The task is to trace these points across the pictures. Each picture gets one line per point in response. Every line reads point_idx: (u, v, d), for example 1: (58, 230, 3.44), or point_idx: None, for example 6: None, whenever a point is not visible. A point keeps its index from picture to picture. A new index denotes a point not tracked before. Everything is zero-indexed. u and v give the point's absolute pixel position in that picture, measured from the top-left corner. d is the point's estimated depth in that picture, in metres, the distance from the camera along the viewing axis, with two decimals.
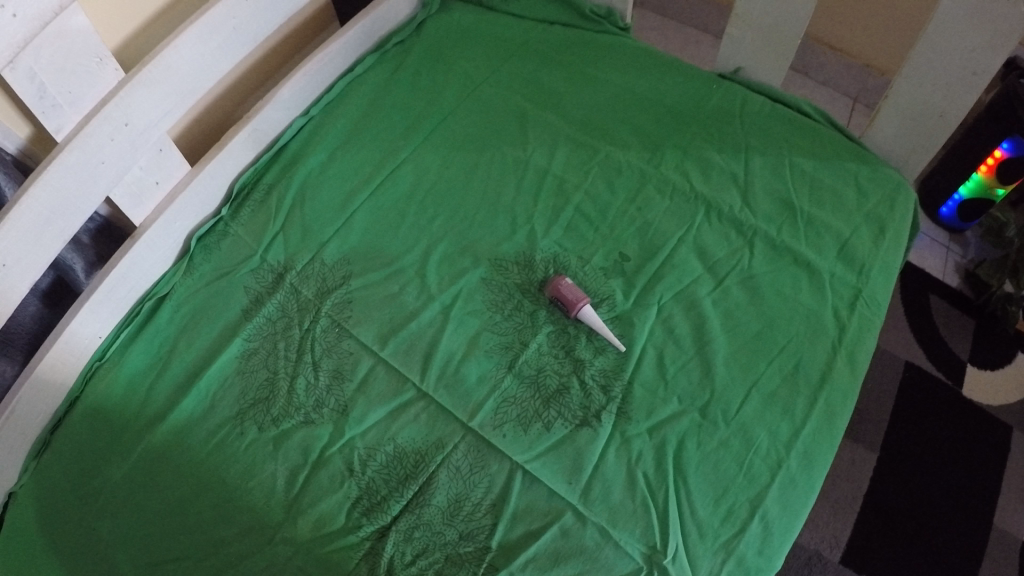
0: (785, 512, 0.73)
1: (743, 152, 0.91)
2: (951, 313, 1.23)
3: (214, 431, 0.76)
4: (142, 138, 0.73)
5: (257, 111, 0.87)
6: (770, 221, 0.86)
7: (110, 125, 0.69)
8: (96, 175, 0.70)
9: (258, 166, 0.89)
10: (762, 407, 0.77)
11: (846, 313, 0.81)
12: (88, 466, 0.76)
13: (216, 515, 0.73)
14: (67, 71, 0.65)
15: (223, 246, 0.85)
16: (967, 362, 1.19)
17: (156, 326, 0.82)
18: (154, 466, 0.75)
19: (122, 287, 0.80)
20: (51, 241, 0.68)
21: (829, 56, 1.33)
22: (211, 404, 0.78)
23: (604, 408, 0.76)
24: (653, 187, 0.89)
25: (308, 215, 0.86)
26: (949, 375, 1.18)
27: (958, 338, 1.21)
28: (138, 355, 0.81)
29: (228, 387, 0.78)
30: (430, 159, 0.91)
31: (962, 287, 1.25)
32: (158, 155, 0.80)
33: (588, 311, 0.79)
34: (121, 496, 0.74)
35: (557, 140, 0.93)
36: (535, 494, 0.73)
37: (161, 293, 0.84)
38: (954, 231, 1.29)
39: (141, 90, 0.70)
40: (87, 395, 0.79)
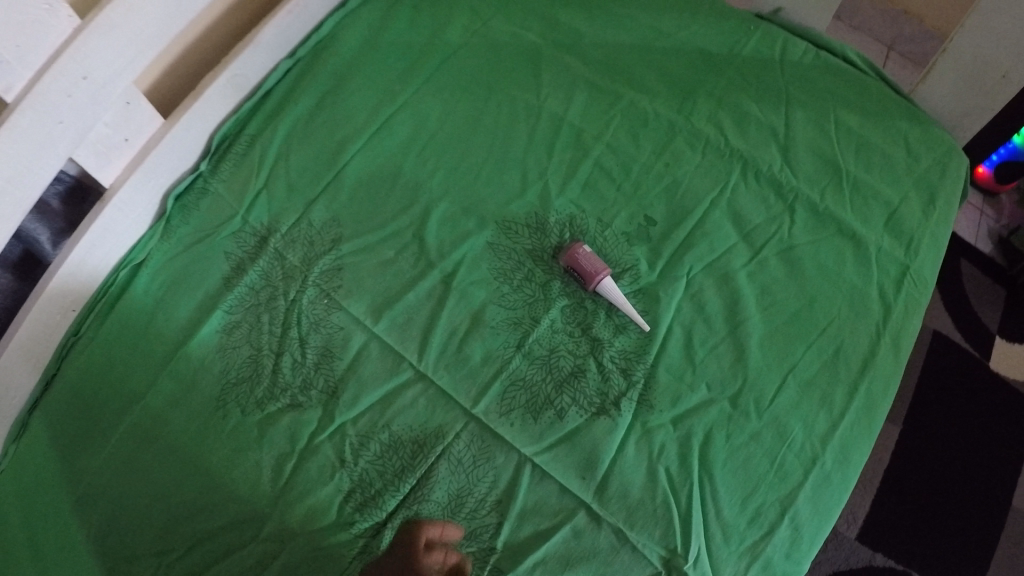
0: (817, 512, 0.67)
1: (785, 105, 0.81)
2: (981, 280, 1.15)
3: (194, 415, 0.68)
4: (105, 91, 0.63)
5: (236, 55, 0.76)
6: (813, 184, 0.77)
7: (67, 81, 0.59)
8: (54, 138, 0.60)
9: (240, 116, 0.79)
10: (798, 396, 0.70)
11: (893, 292, 0.73)
12: (58, 455, 0.68)
13: (198, 513, 0.66)
14: (12, 24, 0.53)
15: (202, 205, 0.76)
16: (996, 334, 1.12)
17: (132, 298, 0.73)
18: (130, 457, 0.67)
19: (92, 256, 0.71)
20: (9, 212, 0.60)
21: None
22: (190, 385, 0.69)
23: (624, 395, 0.69)
24: (683, 141, 0.80)
25: (294, 168, 0.76)
26: (977, 347, 1.11)
27: (987, 308, 1.14)
28: (114, 329, 0.72)
29: (208, 366, 0.70)
30: (431, 104, 0.80)
31: (994, 256, 1.16)
32: (124, 109, 0.68)
33: (610, 284, 0.71)
34: (97, 489, 0.67)
35: (574, 85, 0.83)
36: (545, 490, 0.67)
37: (137, 261, 0.74)
38: (988, 194, 1.19)
39: (101, 39, 0.60)
40: (59, 375, 0.71)
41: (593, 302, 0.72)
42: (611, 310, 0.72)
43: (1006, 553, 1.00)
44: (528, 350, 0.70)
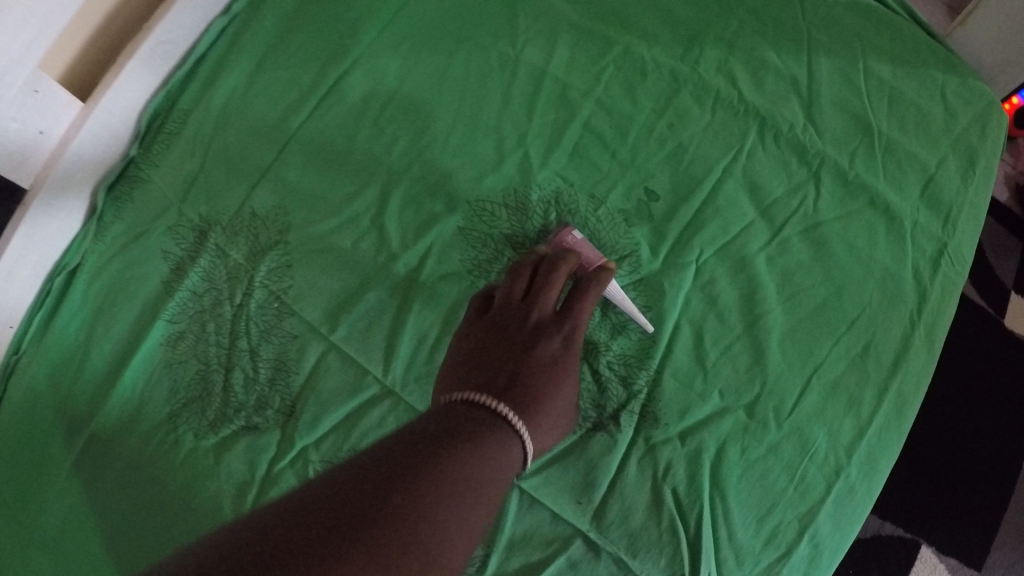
0: (837, 530, 0.60)
1: (806, 50, 0.70)
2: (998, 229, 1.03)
3: (144, 443, 0.59)
4: None
5: (158, 19, 0.63)
6: (841, 147, 0.67)
7: None
8: None
9: (171, 86, 0.66)
10: (822, 401, 0.61)
11: (928, 274, 0.65)
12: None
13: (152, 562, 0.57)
14: None
15: (136, 197, 0.64)
16: (1011, 290, 1.02)
17: (69, 308, 0.63)
18: (77, 502, 0.59)
19: (21, 266, 0.61)
20: None
21: None
22: (139, 405, 0.60)
23: (624, 408, 0.60)
24: (689, 95, 0.68)
25: (232, 142, 0.65)
26: (992, 304, 1.01)
27: (1004, 259, 1.02)
28: (54, 346, 0.62)
29: (154, 384, 0.61)
30: (388, 60, 0.68)
31: (1010, 204, 1.03)
32: (33, 98, 0.58)
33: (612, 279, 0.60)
34: (49, 536, 0.58)
35: (557, 29, 0.70)
36: (535, 518, 0.59)
37: (71, 266, 0.64)
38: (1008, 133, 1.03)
39: None
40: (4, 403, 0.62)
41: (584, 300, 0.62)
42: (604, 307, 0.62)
43: (1013, 518, 0.95)
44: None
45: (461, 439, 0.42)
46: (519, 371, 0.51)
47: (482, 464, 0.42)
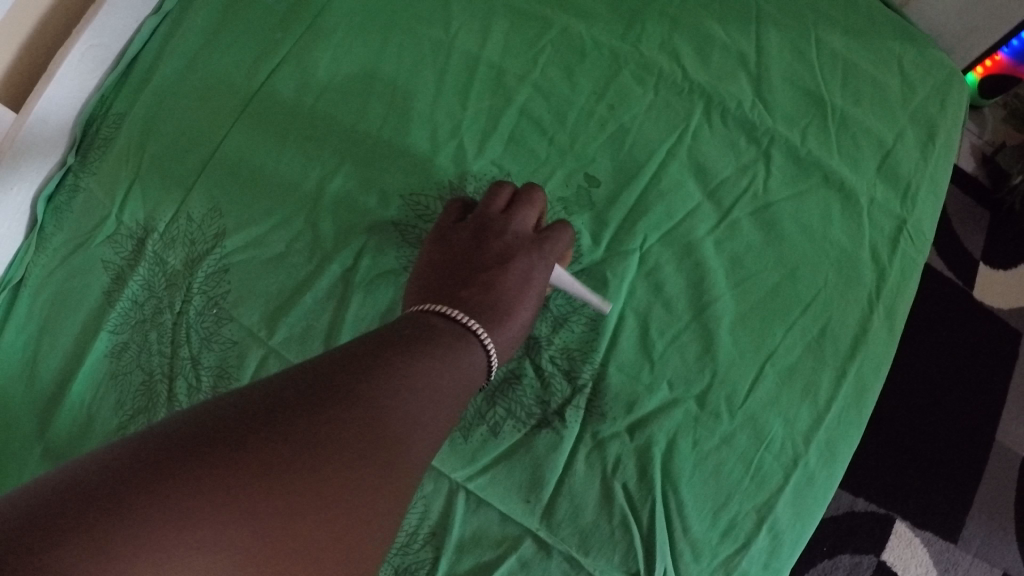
0: (797, 519, 0.58)
1: (753, 28, 0.69)
2: (965, 201, 1.03)
3: None
4: None
5: (86, 23, 0.65)
6: (791, 122, 0.66)
7: None
8: None
9: (104, 92, 0.67)
10: (777, 388, 0.60)
11: (887, 252, 0.63)
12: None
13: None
14: None
15: (75, 206, 0.64)
16: (979, 261, 1.02)
17: (15, 322, 0.63)
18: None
19: None
20: None
21: None
22: (88, 419, 0.60)
23: (569, 403, 0.59)
24: (629, 75, 0.67)
25: (164, 147, 0.63)
26: (961, 276, 1.00)
27: (971, 231, 1.02)
28: (2, 360, 0.63)
29: (101, 397, 0.60)
30: (319, 50, 0.66)
31: (977, 173, 1.04)
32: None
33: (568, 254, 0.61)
34: None
35: (491, 13, 0.69)
36: (484, 518, 0.58)
37: (16, 278, 0.65)
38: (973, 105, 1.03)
39: None
40: None
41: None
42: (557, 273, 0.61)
43: (987, 491, 0.93)
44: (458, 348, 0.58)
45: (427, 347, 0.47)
46: (489, 293, 0.55)
47: (443, 366, 0.46)
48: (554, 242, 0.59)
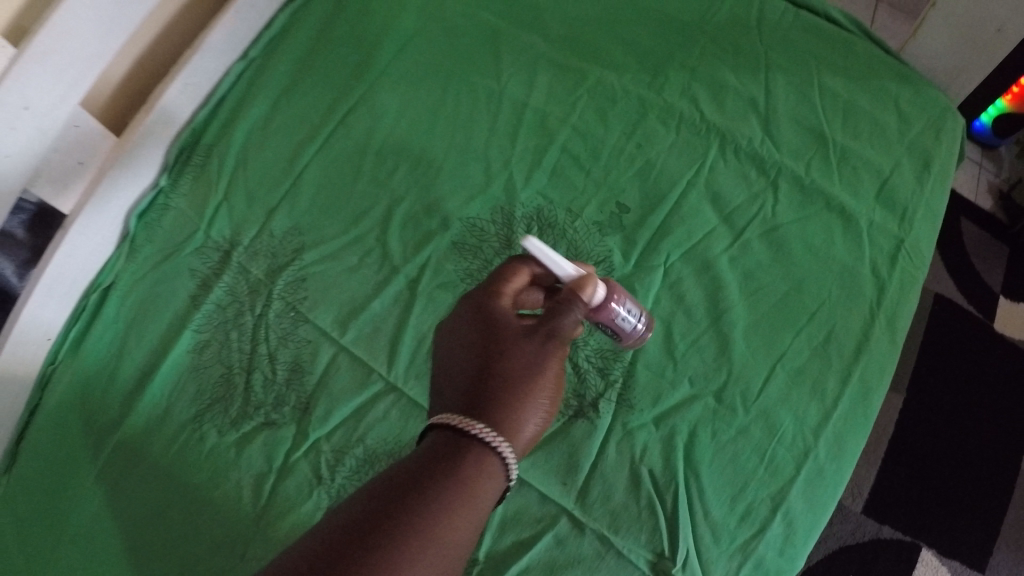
0: (811, 508, 0.64)
1: (763, 73, 0.78)
2: (983, 238, 1.10)
3: (172, 437, 0.65)
4: (51, 119, 0.58)
5: (186, 63, 0.71)
6: (797, 157, 0.74)
7: (7, 111, 0.54)
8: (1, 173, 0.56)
9: (195, 124, 0.74)
10: (786, 387, 0.67)
11: (886, 269, 0.70)
12: (26, 507, 0.63)
13: (172, 549, 0.62)
14: None
15: (166, 222, 0.72)
16: (1001, 295, 1.07)
17: (103, 323, 0.69)
18: (104, 500, 0.63)
19: (61, 281, 0.67)
20: None
21: None
22: (166, 408, 0.66)
23: (601, 396, 0.67)
24: (655, 119, 0.77)
25: (253, 176, 0.73)
26: (982, 310, 1.06)
27: (991, 267, 1.08)
28: (90, 356, 0.68)
29: (181, 388, 0.67)
30: (388, 96, 0.76)
31: (995, 211, 1.11)
32: (73, 132, 0.64)
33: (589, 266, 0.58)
34: (78, 534, 0.62)
35: (537, 65, 0.79)
36: (525, 498, 0.65)
37: (106, 283, 0.70)
38: (987, 146, 1.14)
39: (36, 67, 0.55)
40: (39, 410, 0.67)
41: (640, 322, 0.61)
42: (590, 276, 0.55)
43: (1014, 517, 0.97)
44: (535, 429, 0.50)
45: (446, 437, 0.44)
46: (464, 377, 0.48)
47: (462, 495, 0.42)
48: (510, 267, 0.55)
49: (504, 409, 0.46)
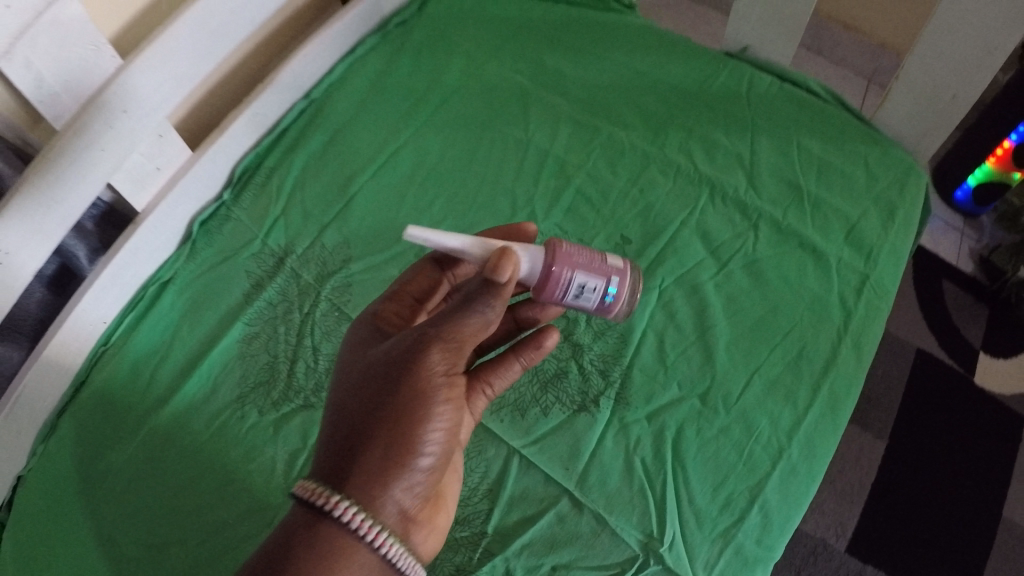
0: (784, 501, 0.72)
1: (750, 133, 0.89)
2: (963, 299, 1.17)
3: (215, 415, 0.75)
4: (143, 125, 0.69)
5: (258, 96, 0.84)
6: (776, 204, 0.85)
7: (109, 113, 0.65)
8: (96, 163, 0.66)
9: (259, 150, 0.87)
10: (764, 394, 0.76)
11: (853, 298, 0.79)
12: (72, 462, 0.73)
13: (200, 516, 0.70)
14: (64, 60, 0.62)
15: (225, 230, 0.84)
16: (980, 350, 1.13)
17: (159, 312, 0.80)
18: (142, 461, 0.73)
19: (126, 271, 0.78)
20: (55, 228, 0.65)
21: (847, 35, 1.22)
22: (212, 388, 0.76)
23: (602, 394, 0.77)
24: (656, 169, 0.88)
25: (309, 198, 0.85)
26: (962, 364, 1.12)
27: (970, 325, 1.15)
28: (143, 339, 0.78)
29: (227, 371, 0.77)
30: (430, 143, 0.89)
31: (975, 273, 1.18)
32: (158, 140, 0.76)
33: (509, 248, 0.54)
34: (117, 489, 0.71)
35: (558, 122, 0.91)
36: (531, 480, 0.74)
37: (165, 278, 0.81)
38: (969, 215, 1.22)
39: (139, 78, 0.66)
40: (88, 383, 0.76)
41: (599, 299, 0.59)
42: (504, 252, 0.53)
43: (995, 563, 1.01)
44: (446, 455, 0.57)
45: (306, 504, 0.51)
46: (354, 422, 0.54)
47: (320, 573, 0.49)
48: (416, 272, 0.67)
49: (372, 470, 0.52)
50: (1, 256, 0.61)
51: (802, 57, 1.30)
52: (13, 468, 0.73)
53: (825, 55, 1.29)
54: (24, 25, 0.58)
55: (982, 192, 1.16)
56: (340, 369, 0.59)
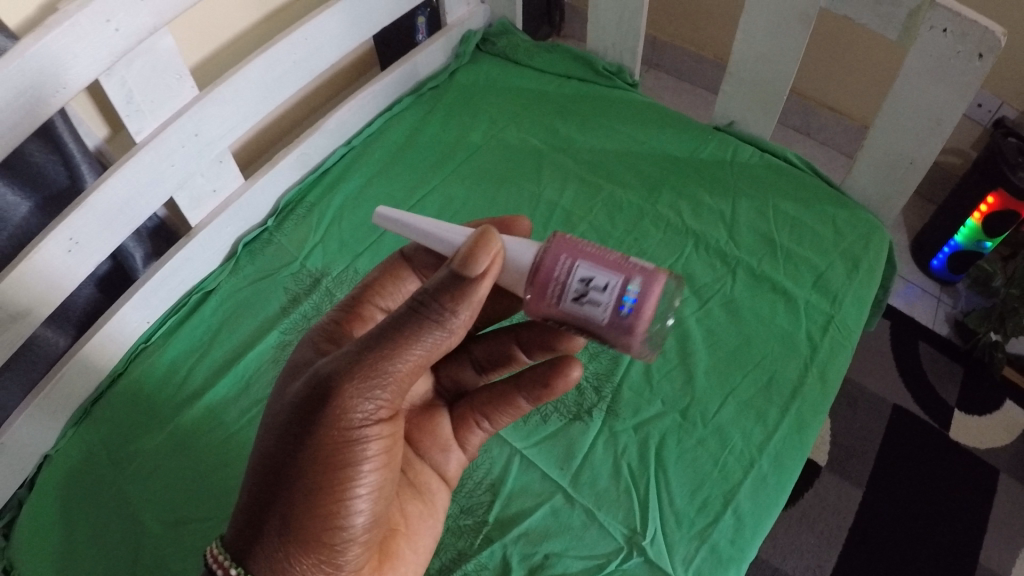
0: (756, 507, 0.79)
1: (731, 193, 1.01)
2: (939, 358, 1.25)
3: (246, 409, 0.84)
4: (208, 149, 0.82)
5: (306, 138, 0.98)
6: (752, 253, 0.96)
7: (182, 134, 0.78)
8: (165, 176, 0.79)
9: (303, 185, 1.00)
10: (738, 412, 0.85)
11: (819, 335, 0.89)
12: (105, 442, 0.83)
13: (219, 499, 0.79)
14: (153, 84, 0.74)
15: (267, 252, 0.96)
16: (955, 406, 1.20)
17: (201, 315, 0.91)
18: (174, 445, 0.82)
19: (172, 278, 0.90)
20: (121, 228, 0.77)
21: (831, 118, 1.36)
22: (245, 386, 0.86)
23: (595, 406, 0.87)
24: (649, 222, 1.00)
25: (345, 230, 0.97)
26: (936, 418, 1.19)
27: (946, 384, 1.22)
28: (182, 341, 0.89)
29: (260, 373, 0.87)
30: (454, 191, 1.02)
31: (952, 334, 1.28)
32: (218, 165, 0.89)
33: (488, 237, 0.54)
34: (143, 468, 0.81)
35: (567, 180, 1.04)
36: (530, 478, 0.84)
37: (208, 288, 0.93)
38: (945, 283, 1.33)
39: (211, 107, 0.79)
40: (126, 374, 0.87)
41: (603, 293, 0.54)
42: (481, 245, 0.54)
43: None
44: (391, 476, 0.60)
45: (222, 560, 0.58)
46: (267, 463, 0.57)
47: None
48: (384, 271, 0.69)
49: (282, 535, 0.56)
50: (71, 245, 0.72)
51: (792, 138, 1.44)
52: (40, 449, 0.83)
53: (812, 136, 1.43)
54: (127, 50, 0.68)
55: (955, 259, 1.27)
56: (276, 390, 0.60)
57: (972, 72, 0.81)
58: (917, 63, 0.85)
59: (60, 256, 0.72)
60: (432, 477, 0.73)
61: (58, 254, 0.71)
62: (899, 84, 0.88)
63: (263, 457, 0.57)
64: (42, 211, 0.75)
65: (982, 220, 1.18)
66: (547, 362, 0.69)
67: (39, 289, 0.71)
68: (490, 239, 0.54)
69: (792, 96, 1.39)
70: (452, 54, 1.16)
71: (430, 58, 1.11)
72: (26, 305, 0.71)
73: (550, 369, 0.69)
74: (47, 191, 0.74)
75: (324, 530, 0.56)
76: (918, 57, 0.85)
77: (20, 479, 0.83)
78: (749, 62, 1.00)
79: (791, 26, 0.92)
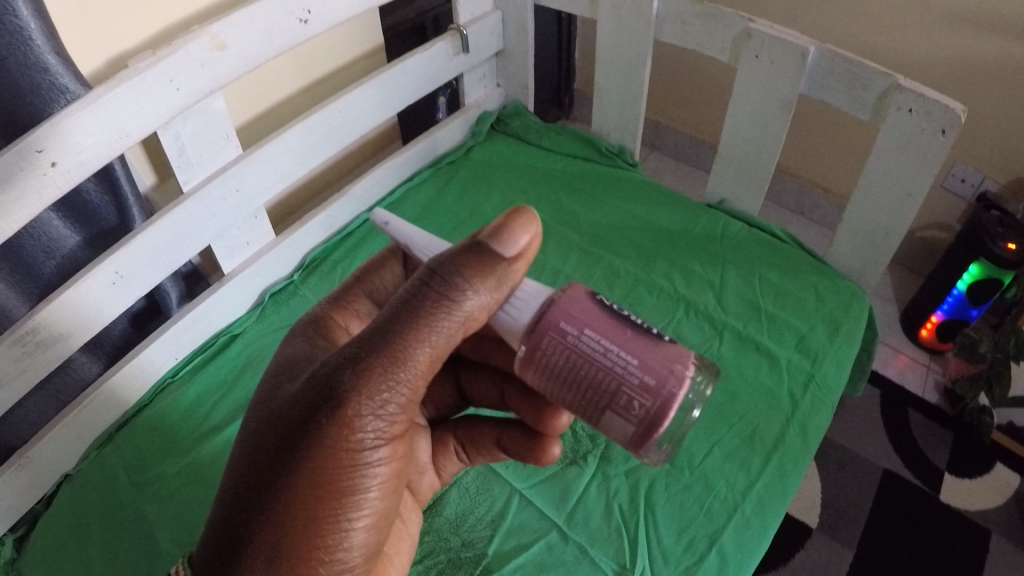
0: (739, 548, 0.83)
1: (721, 261, 1.09)
2: (929, 426, 1.30)
3: None
4: (246, 203, 0.92)
5: (332, 202, 1.08)
6: (738, 318, 1.02)
7: (225, 188, 0.88)
8: (205, 224, 0.88)
9: (327, 246, 1.09)
10: (723, 460, 0.90)
11: (800, 392, 0.95)
12: (124, 467, 0.89)
13: None
14: (204, 141, 0.84)
15: (291, 302, 1.04)
16: (945, 472, 1.24)
17: (227, 356, 0.99)
18: (192, 473, 0.88)
19: (202, 321, 0.98)
20: (162, 268, 0.86)
21: (823, 198, 1.44)
22: None
23: (590, 452, 0.93)
24: (644, 288, 1.07)
25: None
26: (927, 483, 1.22)
27: (937, 452, 1.26)
28: (207, 378, 0.97)
29: None
30: None
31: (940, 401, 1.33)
32: (253, 221, 0.99)
33: (522, 214, 0.56)
34: (162, 493, 0.86)
35: (570, 249, 1.12)
36: (528, 516, 0.89)
37: (234, 332, 1.01)
38: (934, 351, 1.40)
39: (253, 167, 0.90)
40: (151, 406, 0.94)
41: None
42: (513, 218, 0.55)
43: None
44: (400, 471, 0.59)
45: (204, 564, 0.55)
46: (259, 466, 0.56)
47: None
48: (379, 262, 0.72)
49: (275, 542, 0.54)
50: (116, 277, 0.81)
51: (786, 218, 1.52)
52: (61, 468, 0.90)
53: (806, 216, 1.51)
54: (183, 108, 0.79)
55: (946, 324, 1.34)
56: (271, 397, 0.60)
57: (936, 151, 0.89)
58: (887, 142, 0.93)
59: (104, 287, 0.80)
60: (409, 502, 0.78)
61: (103, 284, 0.80)
62: (874, 162, 0.96)
63: (256, 460, 0.56)
64: (89, 244, 0.84)
65: (970, 285, 1.25)
66: (531, 434, 0.74)
67: (81, 315, 0.79)
68: (525, 215, 0.56)
69: (785, 178, 1.48)
70: (469, 132, 1.27)
71: (448, 135, 1.22)
72: (69, 326, 0.79)
73: (535, 445, 0.74)
74: (95, 228, 0.84)
75: (327, 514, 0.55)
76: (887, 136, 0.93)
77: (42, 493, 0.89)
78: (737, 142, 1.09)
79: (772, 109, 1.02)
